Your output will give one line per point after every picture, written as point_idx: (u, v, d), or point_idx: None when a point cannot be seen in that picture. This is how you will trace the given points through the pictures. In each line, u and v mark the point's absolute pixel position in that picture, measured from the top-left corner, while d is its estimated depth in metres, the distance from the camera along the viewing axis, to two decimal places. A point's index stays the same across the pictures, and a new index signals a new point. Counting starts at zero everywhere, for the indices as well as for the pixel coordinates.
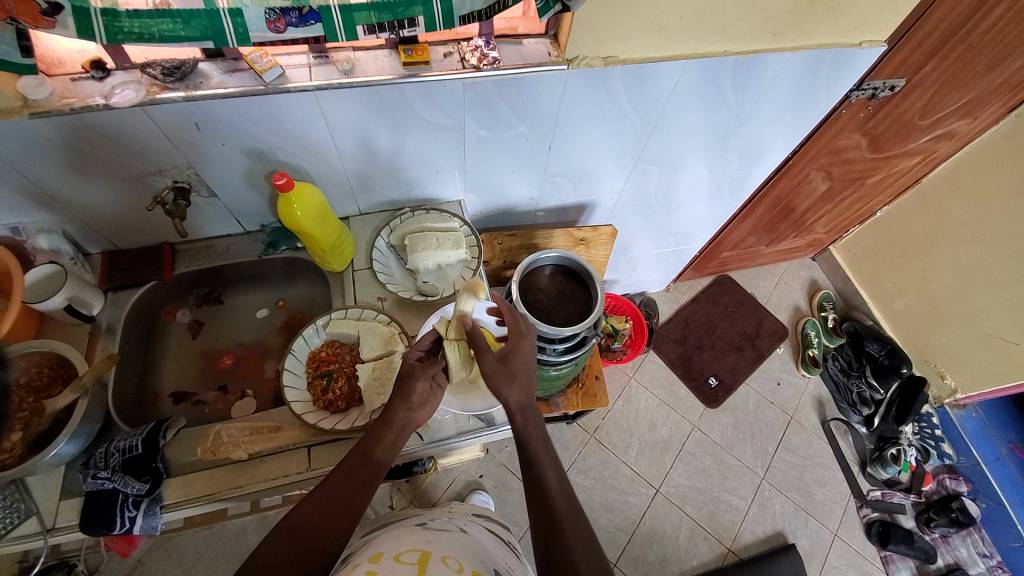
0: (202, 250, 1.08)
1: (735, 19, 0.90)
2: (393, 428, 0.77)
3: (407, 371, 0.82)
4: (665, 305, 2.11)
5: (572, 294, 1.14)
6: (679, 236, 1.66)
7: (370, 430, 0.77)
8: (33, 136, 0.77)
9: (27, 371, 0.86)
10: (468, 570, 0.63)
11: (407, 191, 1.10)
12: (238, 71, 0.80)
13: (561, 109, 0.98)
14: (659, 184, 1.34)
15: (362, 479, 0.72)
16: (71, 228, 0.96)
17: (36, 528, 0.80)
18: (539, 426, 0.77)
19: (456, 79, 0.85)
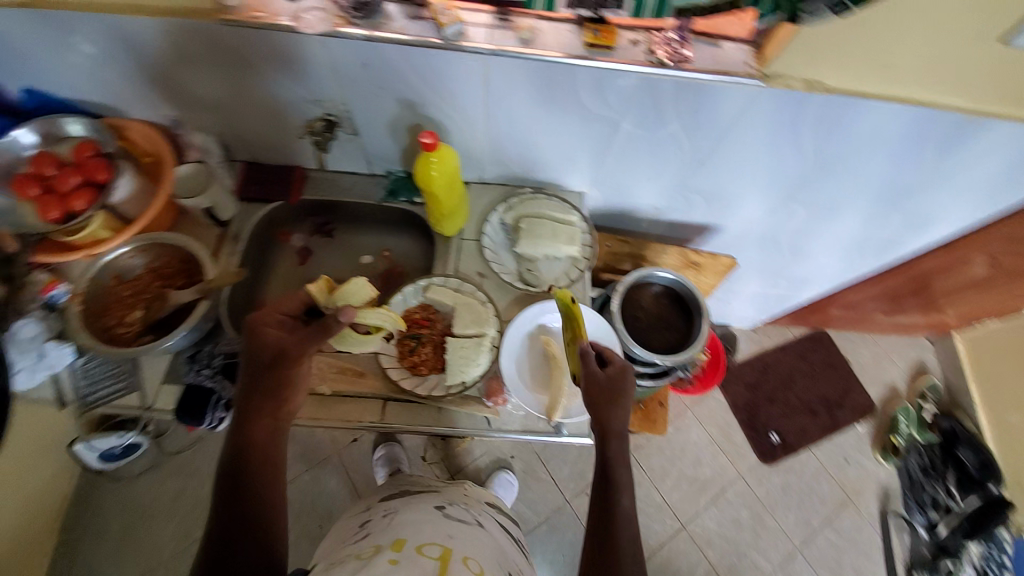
0: (327, 181, 1.09)
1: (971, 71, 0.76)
2: (257, 446, 0.72)
3: (260, 376, 0.73)
4: (747, 345, 1.97)
5: (672, 322, 1.06)
6: (792, 281, 1.53)
7: (231, 461, 0.71)
8: (221, 41, 0.79)
9: (160, 259, 0.94)
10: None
11: (534, 172, 1.06)
12: (421, 18, 0.77)
13: (731, 128, 0.89)
14: (800, 226, 1.20)
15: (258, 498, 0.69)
16: (224, 134, 1.01)
17: (137, 403, 0.88)
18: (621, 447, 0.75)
19: (635, 72, 0.78)
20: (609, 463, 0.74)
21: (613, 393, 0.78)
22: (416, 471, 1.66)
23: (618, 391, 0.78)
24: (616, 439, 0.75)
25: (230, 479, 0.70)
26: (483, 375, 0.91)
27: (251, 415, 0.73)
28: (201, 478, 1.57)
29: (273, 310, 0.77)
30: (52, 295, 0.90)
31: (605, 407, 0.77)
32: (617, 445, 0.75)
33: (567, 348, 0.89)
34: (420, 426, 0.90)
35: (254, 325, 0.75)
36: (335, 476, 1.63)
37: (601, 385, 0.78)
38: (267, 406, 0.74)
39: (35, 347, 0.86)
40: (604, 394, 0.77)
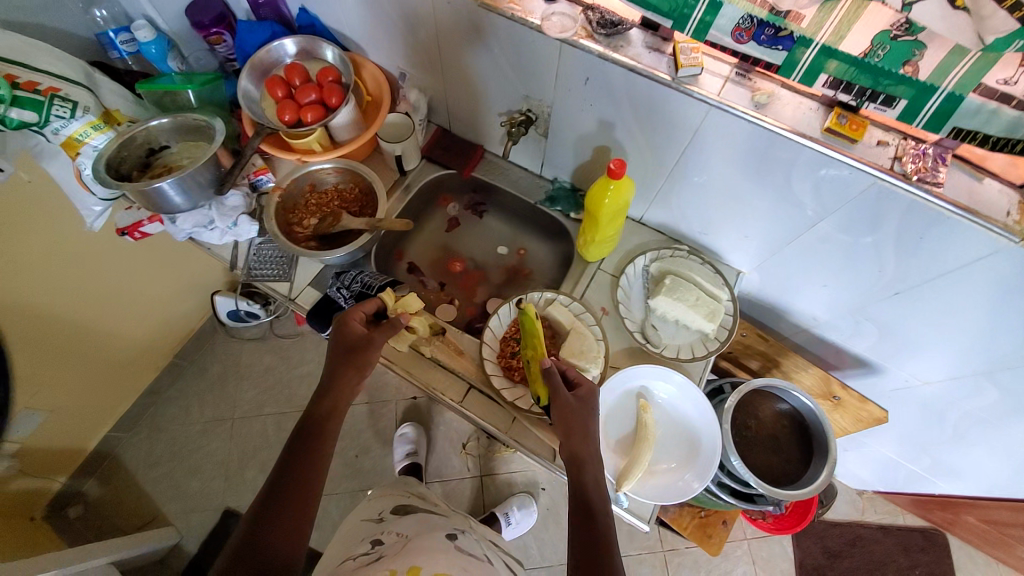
0: (499, 168, 1.15)
1: None
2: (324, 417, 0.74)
3: (343, 358, 0.78)
4: (844, 506, 1.67)
5: (787, 449, 0.93)
6: (940, 465, 1.25)
7: (299, 427, 0.73)
8: (469, 20, 0.86)
9: (347, 183, 1.07)
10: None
11: (697, 232, 1.00)
12: (659, 51, 0.76)
13: (952, 274, 0.75)
14: (984, 412, 0.98)
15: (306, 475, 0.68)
16: (435, 97, 1.11)
17: (285, 292, 1.02)
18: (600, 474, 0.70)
19: (872, 174, 0.69)
20: (586, 493, 0.67)
21: (585, 413, 0.73)
22: (451, 452, 1.69)
23: (591, 410, 0.73)
24: (591, 467, 0.70)
25: (294, 442, 0.72)
26: None
27: (328, 384, 0.76)
28: (286, 365, 1.76)
29: (353, 313, 0.83)
30: (259, 179, 1.07)
31: (574, 436, 0.71)
32: (593, 473, 0.69)
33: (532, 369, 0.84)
34: (494, 426, 0.91)
35: (341, 319, 0.81)
36: (383, 420, 1.73)
37: (572, 411, 0.72)
38: (347, 380, 0.77)
39: (232, 216, 1.02)
40: (575, 421, 0.71)
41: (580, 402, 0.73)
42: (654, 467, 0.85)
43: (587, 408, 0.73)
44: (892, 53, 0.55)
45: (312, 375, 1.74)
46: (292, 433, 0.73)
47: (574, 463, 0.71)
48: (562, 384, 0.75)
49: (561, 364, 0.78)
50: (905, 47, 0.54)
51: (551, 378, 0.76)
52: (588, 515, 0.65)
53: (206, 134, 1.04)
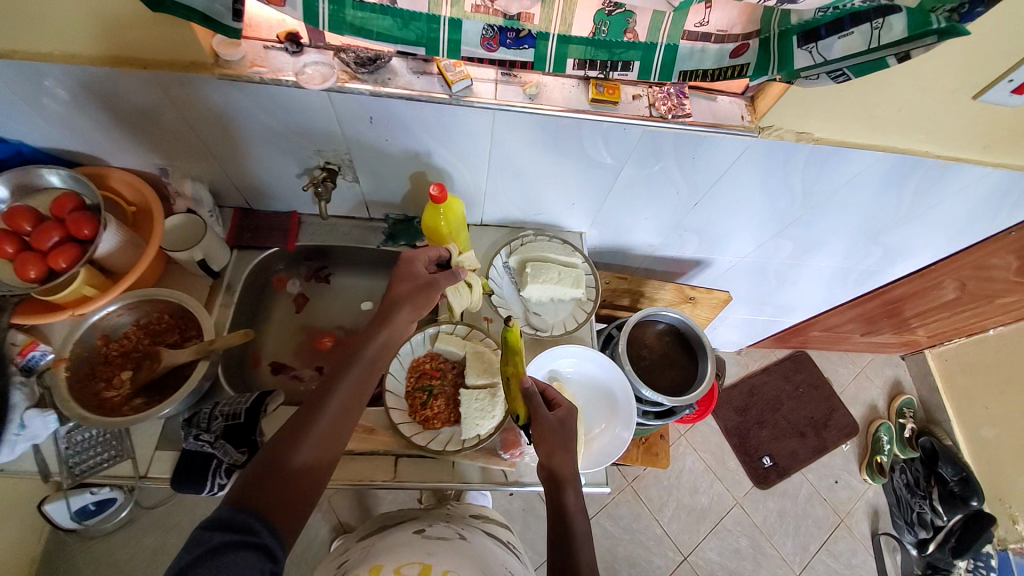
0: (325, 227, 1.07)
1: (940, 123, 0.81)
2: (384, 341, 0.74)
3: (411, 295, 0.79)
4: (734, 368, 2.01)
5: (677, 359, 1.07)
6: (779, 308, 1.57)
7: (291, 426, 0.63)
8: (216, 93, 0.77)
9: (150, 315, 0.90)
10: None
11: (534, 214, 1.07)
12: (426, 73, 0.77)
13: (725, 174, 0.93)
14: (787, 259, 1.25)
15: (338, 416, 0.66)
16: (216, 181, 0.98)
17: (130, 472, 0.83)
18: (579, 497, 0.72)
19: (639, 125, 0.80)
20: (565, 514, 0.69)
21: (564, 436, 0.73)
22: None
23: (571, 435, 0.74)
24: (570, 488, 0.71)
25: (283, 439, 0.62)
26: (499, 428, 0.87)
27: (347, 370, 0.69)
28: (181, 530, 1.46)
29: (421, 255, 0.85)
30: (30, 357, 0.84)
31: (556, 455, 0.71)
32: (573, 494, 0.71)
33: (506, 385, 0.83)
34: (436, 481, 0.87)
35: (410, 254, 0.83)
36: (323, 525, 1.55)
37: (554, 432, 0.72)
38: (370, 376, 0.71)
39: (14, 419, 0.78)
40: (553, 441, 0.72)
41: (561, 423, 0.74)
42: (590, 435, 0.91)
43: (567, 429, 0.74)
44: (613, 26, 0.64)
45: None
46: (282, 427, 0.63)
47: (552, 481, 0.72)
48: (543, 408, 0.75)
49: (540, 386, 0.79)
50: (621, 18, 0.63)
51: (533, 399, 0.76)
52: (564, 544, 0.66)
53: None
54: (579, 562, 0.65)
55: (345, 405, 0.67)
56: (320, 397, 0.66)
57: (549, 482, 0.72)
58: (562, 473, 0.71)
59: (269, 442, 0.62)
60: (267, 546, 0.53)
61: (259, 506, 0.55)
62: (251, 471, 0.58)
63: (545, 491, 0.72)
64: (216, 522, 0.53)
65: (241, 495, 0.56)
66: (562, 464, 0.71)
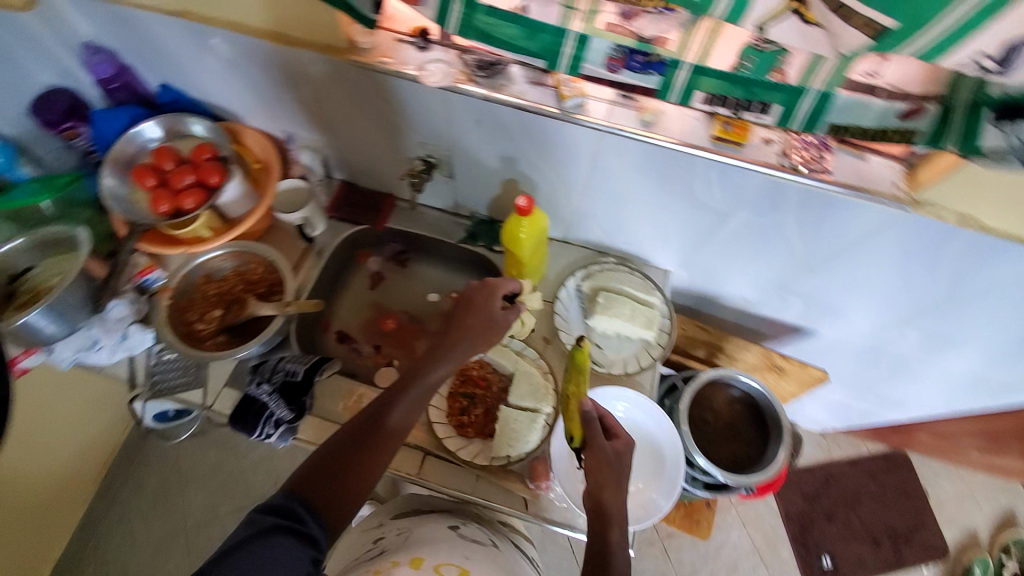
0: (415, 214, 1.10)
1: None
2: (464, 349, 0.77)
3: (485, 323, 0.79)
4: (812, 449, 1.77)
5: (745, 433, 0.96)
6: (883, 399, 1.35)
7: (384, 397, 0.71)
8: (342, 73, 0.81)
9: (250, 263, 0.98)
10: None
11: (622, 242, 1.01)
12: (541, 84, 0.75)
13: (854, 244, 0.80)
14: (910, 349, 1.06)
15: (399, 422, 0.69)
16: (327, 154, 1.05)
17: (199, 400, 0.92)
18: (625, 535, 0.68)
19: (763, 173, 0.71)
20: (607, 552, 0.65)
21: (617, 471, 0.68)
22: None
23: (625, 469, 0.69)
24: (616, 525, 0.67)
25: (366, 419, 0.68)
26: (530, 455, 0.86)
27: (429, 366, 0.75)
28: (235, 454, 1.61)
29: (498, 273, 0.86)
30: (146, 278, 0.96)
31: (607, 491, 0.67)
32: (618, 534, 0.67)
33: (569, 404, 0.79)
34: (458, 490, 0.85)
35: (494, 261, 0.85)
36: None
37: (608, 464, 0.68)
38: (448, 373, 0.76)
39: (120, 329, 0.91)
40: (606, 475, 0.67)
41: (616, 455, 0.69)
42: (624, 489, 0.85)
43: (622, 464, 0.69)
44: (760, 63, 0.56)
45: (267, 455, 1.61)
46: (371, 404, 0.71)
47: (597, 516, 0.67)
48: (602, 436, 0.70)
49: (602, 410, 0.74)
50: (772, 56, 0.55)
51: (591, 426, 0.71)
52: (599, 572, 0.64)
53: (69, 245, 0.92)
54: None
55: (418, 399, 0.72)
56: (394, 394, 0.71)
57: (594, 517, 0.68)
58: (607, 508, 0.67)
59: (365, 409, 0.70)
60: (313, 536, 0.56)
61: (312, 496, 0.59)
62: (311, 461, 0.63)
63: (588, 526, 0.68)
64: (273, 506, 0.57)
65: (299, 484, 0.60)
66: (609, 499, 0.67)
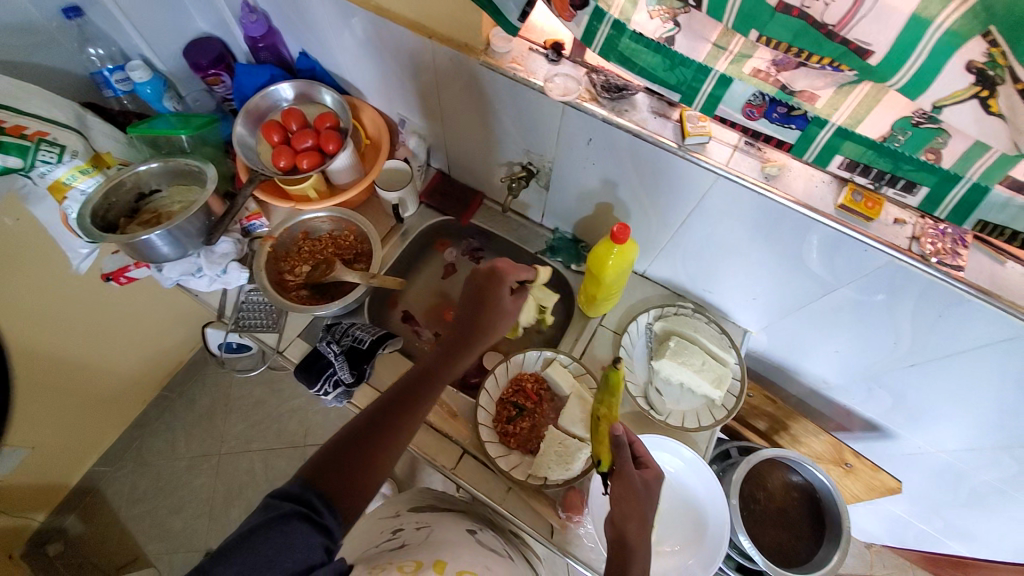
0: (502, 217, 1.12)
1: None
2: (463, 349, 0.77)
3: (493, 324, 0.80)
4: (852, 559, 1.60)
5: (796, 524, 0.88)
6: (955, 530, 1.20)
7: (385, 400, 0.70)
8: (470, 75, 0.85)
9: (343, 230, 1.04)
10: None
11: (703, 290, 0.97)
12: (664, 117, 0.74)
13: (974, 353, 0.72)
14: (1005, 485, 0.93)
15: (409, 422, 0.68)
16: (433, 143, 1.09)
17: (271, 342, 0.99)
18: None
19: (887, 254, 0.65)
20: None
21: (644, 501, 0.65)
22: None
23: (653, 500, 0.66)
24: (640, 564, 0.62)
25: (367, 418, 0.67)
26: (568, 482, 0.82)
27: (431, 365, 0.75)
28: (278, 397, 1.71)
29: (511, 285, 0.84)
30: (251, 223, 1.05)
31: (633, 523, 0.63)
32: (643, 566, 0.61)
33: (594, 425, 0.77)
34: (486, 497, 0.85)
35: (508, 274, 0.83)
36: None
37: (636, 494, 0.65)
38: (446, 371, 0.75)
39: (223, 263, 1.00)
40: (635, 506, 0.64)
41: (644, 485, 0.66)
42: (658, 547, 0.81)
43: (649, 494, 0.67)
44: (912, 139, 0.52)
45: (304, 408, 1.69)
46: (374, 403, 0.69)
47: (617, 550, 0.63)
48: (631, 461, 0.68)
49: (632, 437, 0.72)
50: (925, 134, 0.51)
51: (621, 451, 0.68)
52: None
53: (196, 179, 1.03)
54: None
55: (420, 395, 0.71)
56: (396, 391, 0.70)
57: (613, 545, 0.63)
58: (627, 543, 0.62)
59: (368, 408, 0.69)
60: (327, 525, 0.54)
61: (325, 485, 0.57)
62: (323, 453, 0.62)
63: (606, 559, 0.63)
64: (286, 492, 0.55)
65: (311, 475, 0.58)
66: (631, 528, 0.63)
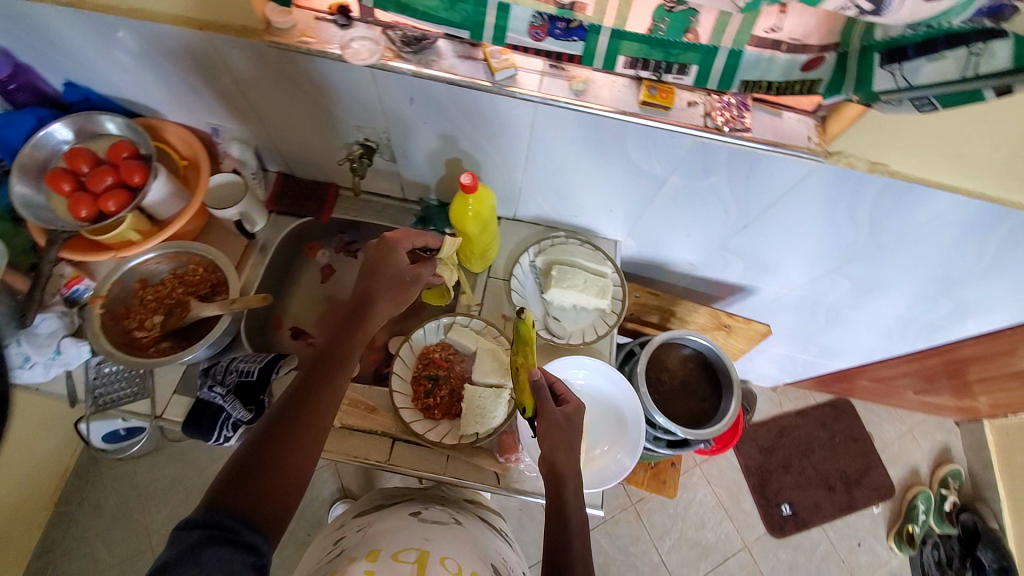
0: (362, 202, 1.08)
1: None
2: (366, 320, 0.74)
3: (391, 289, 0.77)
4: (765, 405, 1.88)
5: (699, 390, 1.00)
6: (824, 349, 1.45)
7: (293, 395, 0.65)
8: (263, 60, 0.78)
9: (188, 265, 0.95)
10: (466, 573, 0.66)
11: (568, 215, 1.03)
12: (471, 59, 0.75)
13: (781, 199, 0.84)
14: (840, 299, 1.13)
15: (314, 420, 0.64)
16: (261, 145, 1.01)
17: (147, 410, 0.88)
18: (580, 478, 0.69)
19: (690, 135, 0.74)
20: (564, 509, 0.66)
21: (567, 432, 0.69)
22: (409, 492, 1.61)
23: (575, 429, 0.70)
24: (570, 483, 0.67)
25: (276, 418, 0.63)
26: (498, 429, 0.86)
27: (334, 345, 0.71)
28: (197, 467, 1.55)
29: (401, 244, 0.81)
30: (74, 290, 0.91)
31: (560, 452, 0.67)
32: (574, 487, 0.68)
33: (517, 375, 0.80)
34: (429, 472, 0.86)
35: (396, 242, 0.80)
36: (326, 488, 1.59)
37: (560, 428, 0.69)
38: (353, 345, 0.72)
39: (52, 344, 0.87)
40: (558, 436, 0.68)
41: (566, 418, 0.70)
42: (591, 453, 0.88)
43: (573, 425, 0.71)
44: (672, 24, 0.58)
45: None
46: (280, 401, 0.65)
47: (551, 477, 0.68)
48: (551, 399, 0.72)
49: (549, 377, 0.76)
50: (682, 16, 0.57)
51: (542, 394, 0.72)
52: (563, 541, 0.63)
53: None
54: (573, 555, 0.62)
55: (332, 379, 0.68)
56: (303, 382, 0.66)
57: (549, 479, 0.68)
58: (555, 468, 0.67)
59: (274, 409, 0.64)
60: (250, 542, 0.52)
61: (236, 505, 0.53)
62: (225, 476, 0.57)
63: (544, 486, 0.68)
64: (193, 522, 0.51)
65: (219, 496, 0.54)
66: (560, 459, 0.67)
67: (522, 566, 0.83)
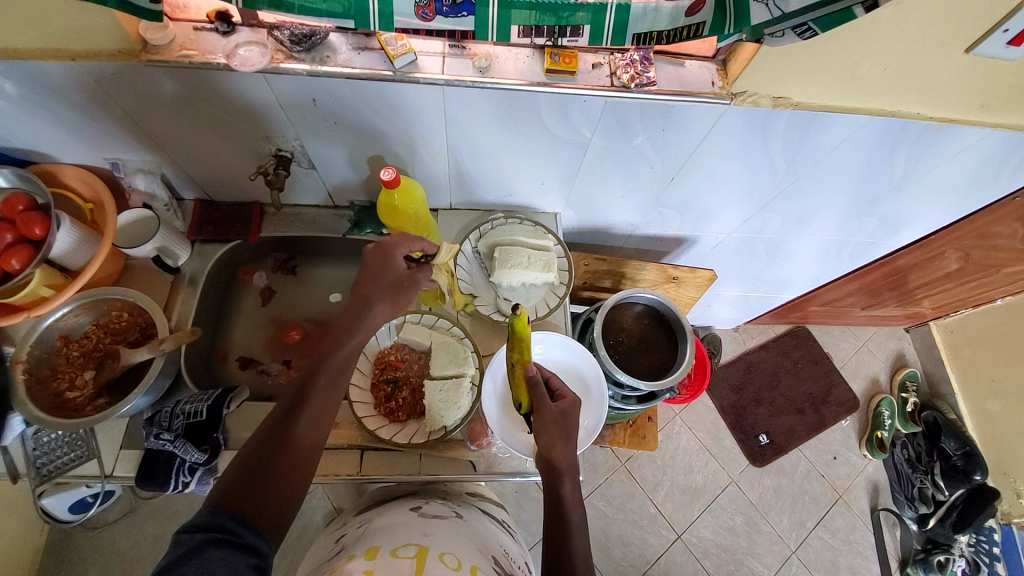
0: (290, 216, 1.04)
1: (933, 82, 0.74)
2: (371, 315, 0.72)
3: (389, 292, 0.73)
4: (730, 345, 1.96)
5: (657, 343, 1.03)
6: (773, 284, 1.51)
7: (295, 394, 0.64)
8: (152, 82, 0.73)
9: (109, 313, 0.89)
10: (465, 569, 0.64)
11: (502, 195, 1.02)
12: (368, 49, 0.72)
13: (701, 146, 0.86)
14: (777, 233, 1.18)
15: (316, 419, 0.63)
16: (169, 174, 0.95)
17: (95, 472, 0.83)
18: (568, 449, 0.70)
19: (600, 96, 0.74)
20: (560, 505, 0.67)
21: (564, 427, 0.70)
22: None
23: (569, 422, 0.70)
24: (567, 478, 0.69)
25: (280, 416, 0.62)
26: (465, 419, 0.85)
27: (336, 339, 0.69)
28: (177, 518, 1.49)
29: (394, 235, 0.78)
30: None
31: (557, 447, 0.68)
32: (570, 486, 0.69)
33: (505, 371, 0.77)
34: (405, 474, 0.85)
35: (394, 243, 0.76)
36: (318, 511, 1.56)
37: (556, 423, 0.69)
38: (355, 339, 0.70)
39: None
40: (553, 430, 0.69)
41: (560, 415, 0.70)
42: None
43: (567, 421, 0.71)
44: None
45: None
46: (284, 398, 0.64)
47: (549, 472, 0.69)
48: (545, 396, 0.71)
49: (544, 373, 0.75)
50: None
51: (536, 390, 0.70)
52: (560, 535, 0.64)
53: None
54: (575, 554, 0.63)
55: (333, 378, 0.66)
56: (305, 381, 0.65)
57: (546, 474, 0.70)
58: (551, 462, 0.69)
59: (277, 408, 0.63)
60: (252, 545, 0.51)
61: (240, 508, 0.53)
62: (230, 475, 0.56)
63: (544, 483, 0.70)
64: (196, 525, 0.51)
65: (222, 498, 0.54)
66: (557, 453, 0.68)
67: (522, 556, 0.82)
